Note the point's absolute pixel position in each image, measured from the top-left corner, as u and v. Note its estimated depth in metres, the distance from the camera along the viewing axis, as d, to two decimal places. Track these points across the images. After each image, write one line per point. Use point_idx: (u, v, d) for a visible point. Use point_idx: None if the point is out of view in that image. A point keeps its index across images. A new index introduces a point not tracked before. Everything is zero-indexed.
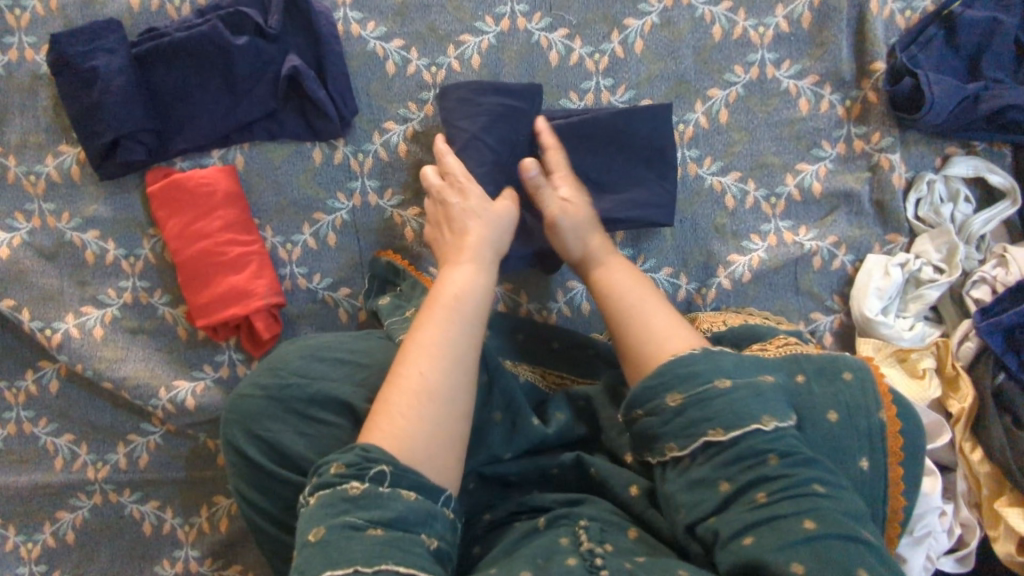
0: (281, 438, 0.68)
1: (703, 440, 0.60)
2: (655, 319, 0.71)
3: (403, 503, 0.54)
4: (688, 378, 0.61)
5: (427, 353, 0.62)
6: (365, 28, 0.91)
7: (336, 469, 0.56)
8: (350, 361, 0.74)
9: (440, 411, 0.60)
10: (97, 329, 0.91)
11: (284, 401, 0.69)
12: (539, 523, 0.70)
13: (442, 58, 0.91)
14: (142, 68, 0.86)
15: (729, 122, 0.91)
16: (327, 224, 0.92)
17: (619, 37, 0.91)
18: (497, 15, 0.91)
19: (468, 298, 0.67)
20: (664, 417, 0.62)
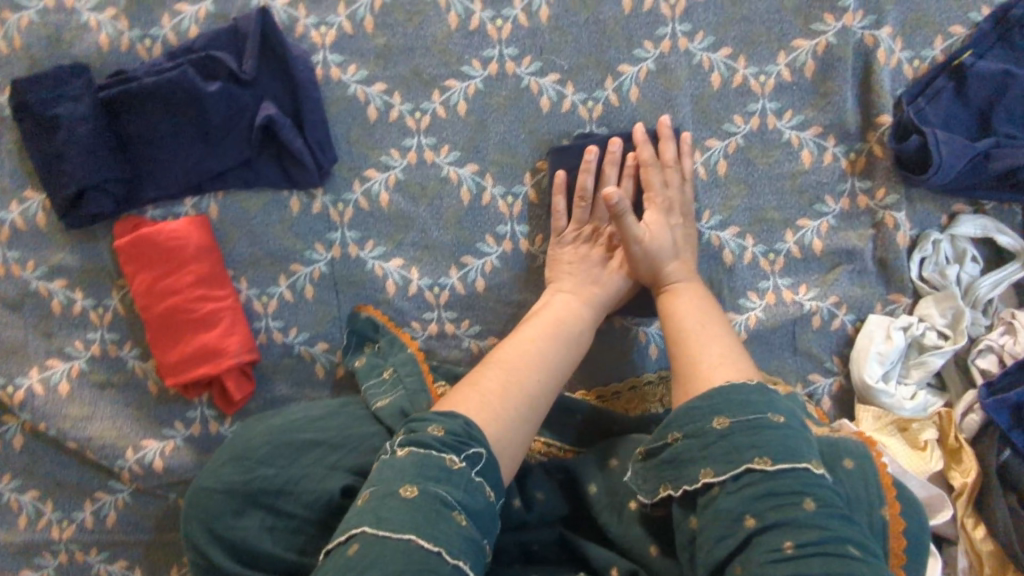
0: (249, 536, 0.63)
1: (746, 464, 0.58)
2: (711, 347, 0.72)
3: (484, 503, 0.58)
4: (742, 404, 0.61)
5: (527, 356, 0.73)
6: (345, 72, 0.86)
7: (437, 434, 0.60)
8: (320, 443, 0.69)
9: (523, 401, 0.69)
10: (63, 383, 0.87)
11: (249, 493, 0.65)
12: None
13: (426, 104, 0.87)
14: (111, 113, 0.82)
15: (727, 173, 0.87)
16: (304, 276, 0.88)
17: (613, 84, 0.87)
18: (485, 58, 0.86)
19: (568, 322, 0.78)
20: (704, 440, 0.61)
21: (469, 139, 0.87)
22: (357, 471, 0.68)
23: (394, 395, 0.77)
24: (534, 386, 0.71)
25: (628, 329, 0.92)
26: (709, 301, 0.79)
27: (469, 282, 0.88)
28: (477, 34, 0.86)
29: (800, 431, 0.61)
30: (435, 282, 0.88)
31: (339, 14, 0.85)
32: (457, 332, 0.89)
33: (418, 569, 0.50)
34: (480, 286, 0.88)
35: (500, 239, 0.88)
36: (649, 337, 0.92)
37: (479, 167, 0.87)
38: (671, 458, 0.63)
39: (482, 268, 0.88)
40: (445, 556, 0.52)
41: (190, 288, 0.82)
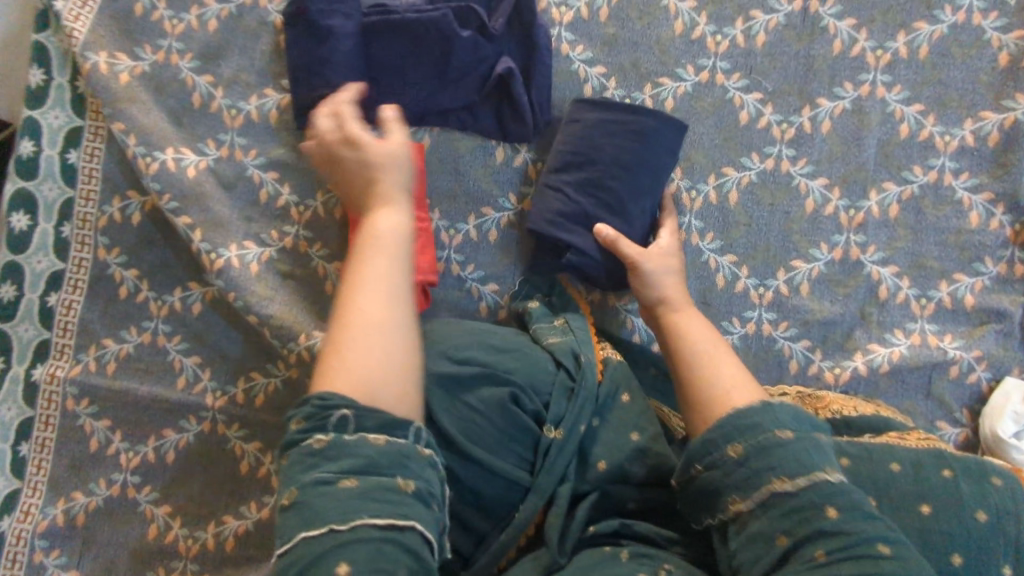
0: (433, 409, 0.76)
1: (766, 488, 0.64)
2: (725, 368, 0.75)
3: (373, 451, 0.59)
4: (751, 429, 0.67)
5: (362, 291, 0.68)
6: (574, 50, 0.94)
7: (296, 424, 0.61)
8: (499, 350, 0.83)
9: (383, 335, 0.66)
10: (254, 264, 0.94)
11: (438, 372, 0.78)
12: (620, 553, 0.71)
13: (637, 94, 0.94)
14: (368, 36, 0.91)
15: (898, 217, 0.93)
16: (492, 220, 0.95)
17: (810, 113, 0.93)
18: (699, 66, 0.94)
19: (394, 234, 0.72)
20: (726, 470, 0.67)
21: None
22: (530, 387, 0.80)
23: (567, 338, 0.86)
24: (392, 333, 0.66)
25: (774, 340, 0.94)
26: (706, 327, 0.80)
27: None
28: (696, 43, 0.94)
29: (804, 434, 0.66)
30: None
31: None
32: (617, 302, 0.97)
33: (322, 556, 0.55)
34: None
35: (675, 228, 0.94)
36: (792, 353, 0.93)
37: None
38: (707, 486, 0.68)
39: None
40: (339, 526, 0.55)
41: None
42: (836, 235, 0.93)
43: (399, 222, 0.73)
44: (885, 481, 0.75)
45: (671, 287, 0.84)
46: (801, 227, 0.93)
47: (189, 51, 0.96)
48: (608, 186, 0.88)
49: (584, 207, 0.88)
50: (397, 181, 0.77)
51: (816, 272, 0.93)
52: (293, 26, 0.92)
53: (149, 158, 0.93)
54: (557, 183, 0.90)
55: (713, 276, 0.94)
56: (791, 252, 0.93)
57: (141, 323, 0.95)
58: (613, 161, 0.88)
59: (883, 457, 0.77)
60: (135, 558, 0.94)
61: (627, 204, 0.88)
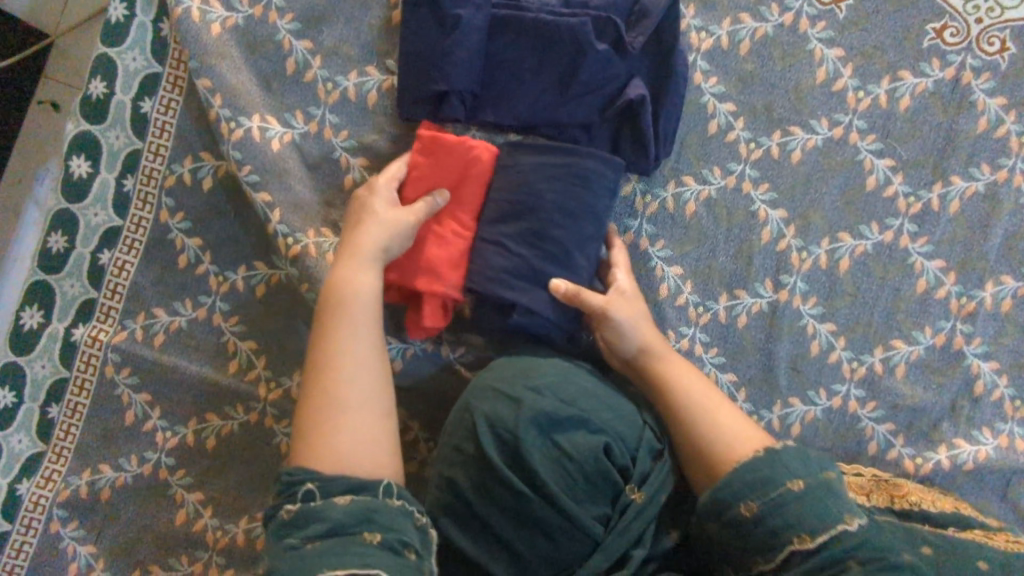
0: (525, 447, 0.69)
1: (789, 546, 0.62)
2: (723, 418, 0.74)
3: (338, 511, 0.60)
4: (762, 484, 0.65)
5: (330, 368, 0.70)
6: (706, 80, 0.89)
7: (275, 501, 0.64)
8: (598, 396, 0.75)
9: (351, 409, 0.68)
10: (330, 254, 0.85)
11: (530, 407, 0.71)
12: None
13: (764, 139, 0.89)
14: (495, 27, 0.84)
15: (1009, 313, 0.89)
16: None
17: (940, 190, 0.89)
18: (834, 120, 0.89)
19: (360, 301, 0.74)
20: (744, 527, 0.65)
21: (791, 186, 0.89)
22: (623, 441, 0.72)
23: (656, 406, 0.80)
24: (355, 401, 0.69)
25: (859, 418, 0.90)
26: (693, 370, 0.78)
27: (732, 314, 0.90)
28: (836, 96, 0.89)
29: (816, 481, 0.64)
30: (703, 302, 0.89)
31: (723, 27, 0.90)
32: (704, 355, 0.89)
33: None
34: (742, 322, 0.90)
35: (779, 288, 0.89)
36: (874, 434, 0.90)
37: (789, 215, 0.89)
38: (731, 545, 0.66)
39: (751, 307, 0.90)
40: None
41: (454, 207, 0.82)
42: (942, 320, 0.89)
43: (379, 283, 0.76)
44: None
45: (648, 331, 0.80)
46: (908, 307, 0.89)
47: (290, 12, 0.88)
48: (552, 239, 0.80)
49: (528, 262, 0.80)
50: (376, 240, 0.76)
51: (914, 355, 0.89)
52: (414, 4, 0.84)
53: (233, 123, 0.85)
54: (494, 235, 0.81)
55: (809, 342, 0.90)
56: (893, 331, 0.90)
57: (197, 297, 0.88)
58: (556, 210, 0.80)
59: (969, 553, 0.72)
60: (157, 543, 0.87)
61: (572, 259, 0.81)
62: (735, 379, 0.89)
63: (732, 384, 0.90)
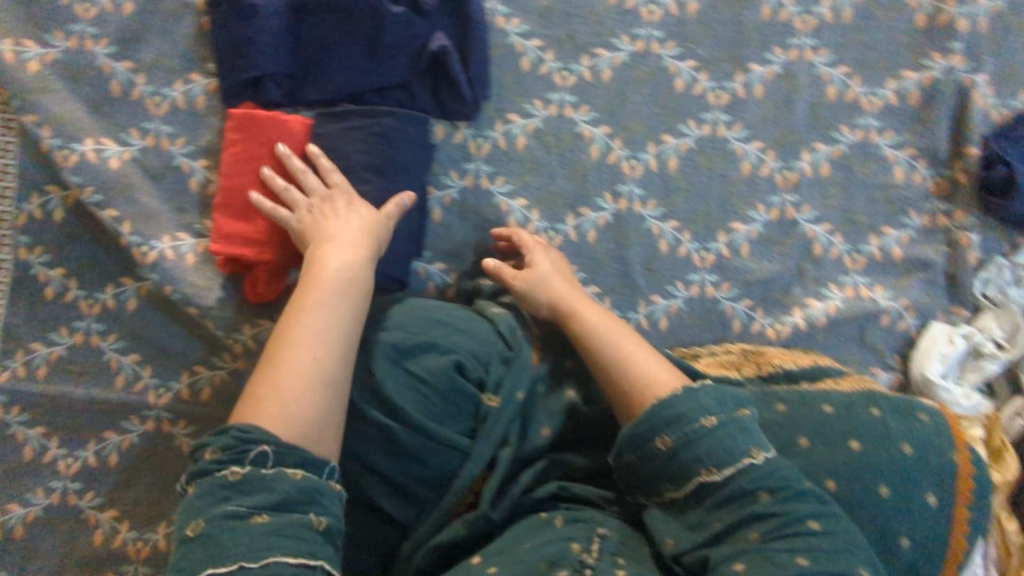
0: (379, 381, 0.75)
1: (697, 478, 0.66)
2: (634, 352, 0.77)
3: (289, 485, 0.60)
4: (677, 420, 0.68)
5: (310, 337, 0.69)
6: (509, 23, 0.94)
7: (211, 454, 0.61)
8: (445, 323, 0.81)
9: (325, 384, 0.67)
10: (191, 255, 0.90)
11: (380, 346, 0.77)
12: (556, 522, 0.72)
13: (574, 66, 0.95)
14: (298, 12, 0.89)
15: (829, 176, 0.97)
16: (436, 199, 0.94)
17: (743, 79, 0.96)
18: (634, 35, 0.96)
19: (349, 285, 0.75)
20: (656, 461, 0.69)
21: (608, 103, 0.95)
22: (471, 354, 0.79)
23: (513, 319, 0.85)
24: (322, 358, 0.68)
25: (717, 301, 0.96)
26: (607, 316, 0.82)
27: (582, 231, 0.95)
28: (630, 13, 0.96)
29: (730, 419, 0.68)
30: (553, 226, 0.95)
31: None
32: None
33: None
34: (592, 237, 0.95)
35: (618, 197, 0.95)
36: (735, 312, 0.96)
37: (612, 130, 0.95)
38: (645, 474, 0.70)
39: (597, 221, 0.95)
40: (247, 563, 0.56)
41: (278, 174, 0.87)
42: (772, 195, 0.96)
43: (356, 265, 0.77)
44: (818, 424, 0.78)
45: (558, 289, 0.84)
46: (739, 191, 0.96)
47: (104, 37, 0.91)
48: (355, 195, 0.86)
49: None
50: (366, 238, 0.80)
51: (754, 234, 0.96)
52: (218, 6, 0.89)
53: (68, 150, 0.89)
54: None
55: (656, 241, 0.96)
56: (730, 214, 0.96)
57: (71, 324, 0.91)
58: (356, 169, 0.86)
59: (816, 400, 0.81)
60: (80, 566, 0.90)
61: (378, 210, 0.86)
62: (598, 290, 0.95)
63: (596, 295, 0.95)
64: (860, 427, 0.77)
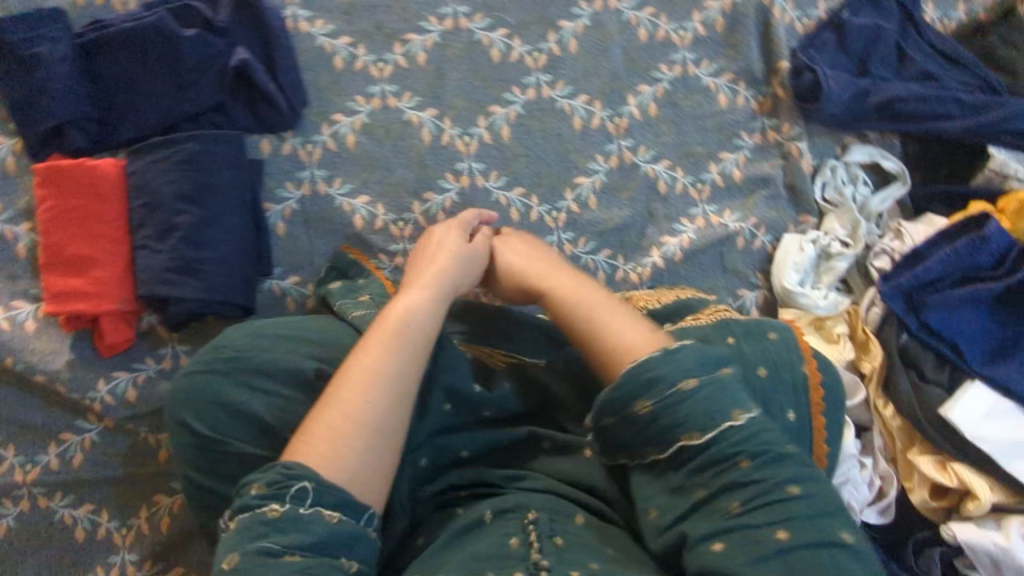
0: (236, 407, 0.67)
1: (676, 443, 0.59)
2: (601, 317, 0.71)
3: (323, 528, 0.58)
4: (653, 384, 0.60)
5: (358, 383, 0.66)
6: (314, 26, 0.94)
7: (257, 489, 0.59)
8: (293, 338, 0.73)
9: (367, 432, 0.63)
10: (30, 322, 0.87)
11: (230, 372, 0.69)
12: (485, 516, 0.69)
13: (388, 55, 0.94)
14: (88, 50, 0.86)
15: (658, 115, 0.99)
16: (276, 213, 0.91)
17: (555, 37, 0.97)
18: (441, 15, 0.96)
19: (410, 325, 0.71)
20: (638, 424, 0.61)
21: (428, 85, 0.95)
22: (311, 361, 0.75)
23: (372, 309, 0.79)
24: (384, 403, 0.65)
25: (576, 257, 0.95)
26: (586, 282, 0.76)
27: (430, 216, 0.93)
28: None
29: (713, 378, 0.60)
30: (399, 216, 0.92)
31: None
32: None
33: None
34: (442, 220, 0.93)
35: (459, 176, 0.94)
36: (597, 265, 0.96)
37: (439, 111, 0.94)
38: (628, 442, 0.62)
39: (443, 203, 0.93)
40: None
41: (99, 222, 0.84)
42: (607, 144, 0.97)
43: (424, 302, 0.73)
44: None
45: (522, 266, 0.81)
46: (575, 146, 0.97)
47: None
48: (181, 224, 0.83)
49: (172, 253, 0.83)
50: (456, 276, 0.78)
51: (599, 184, 0.97)
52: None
53: None
54: (141, 241, 0.85)
55: (507, 211, 0.95)
56: (572, 170, 0.96)
57: None
58: (178, 199, 0.84)
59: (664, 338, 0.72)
60: None
61: (209, 233, 0.84)
62: None
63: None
64: None
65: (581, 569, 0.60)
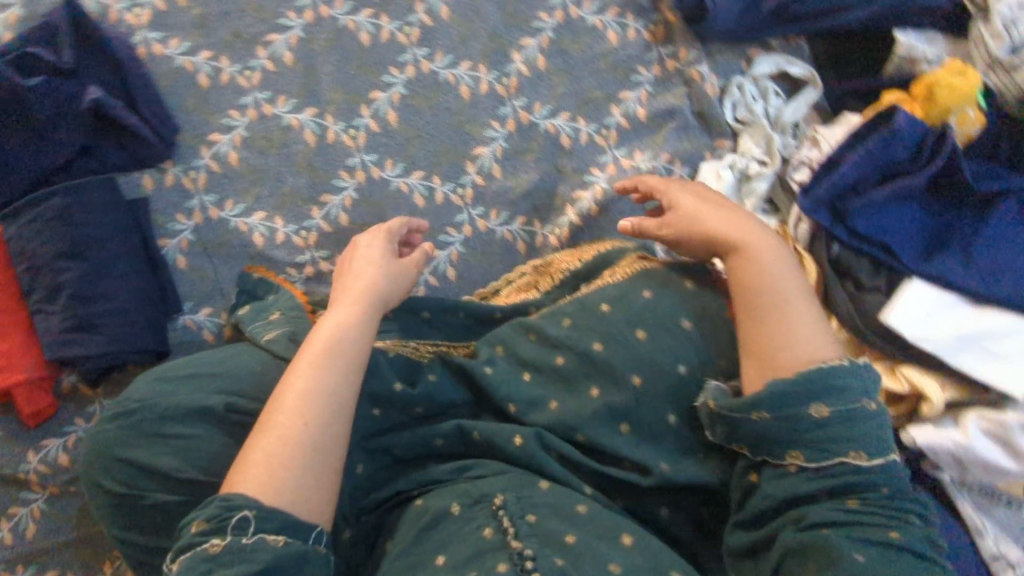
0: (153, 462, 0.44)
1: (838, 458, 0.43)
2: (783, 291, 0.47)
3: (273, 552, 0.39)
4: (841, 391, 0.43)
5: (294, 414, 0.44)
6: (169, 44, 0.60)
7: (197, 525, 0.40)
8: (201, 374, 0.48)
9: (315, 452, 0.43)
10: None
11: (137, 423, 0.45)
12: (452, 508, 0.46)
13: (256, 64, 0.61)
14: None
15: (546, 67, 0.65)
16: (171, 243, 0.60)
17: (424, 5, 0.63)
18: (299, 6, 0.62)
19: (344, 345, 0.48)
20: (792, 424, 0.43)
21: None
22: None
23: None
24: (321, 440, 0.44)
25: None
26: (777, 251, 0.49)
27: (332, 220, 0.61)
28: None
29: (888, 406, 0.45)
30: (302, 225, 0.61)
31: None
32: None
33: None
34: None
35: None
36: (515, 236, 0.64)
37: (317, 110, 0.61)
38: (750, 437, 0.45)
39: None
40: None
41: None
42: (499, 107, 0.64)
43: (361, 316, 0.50)
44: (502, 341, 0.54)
45: (686, 202, 0.52)
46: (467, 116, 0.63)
47: None
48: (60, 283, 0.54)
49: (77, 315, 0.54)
50: (384, 284, 0.53)
51: (500, 151, 0.64)
52: None
53: None
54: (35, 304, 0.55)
55: (411, 201, 0.62)
56: (468, 141, 0.63)
57: None
58: (32, 263, 0.55)
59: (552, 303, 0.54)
60: None
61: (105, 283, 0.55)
62: None
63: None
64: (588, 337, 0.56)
65: (556, 548, 0.43)
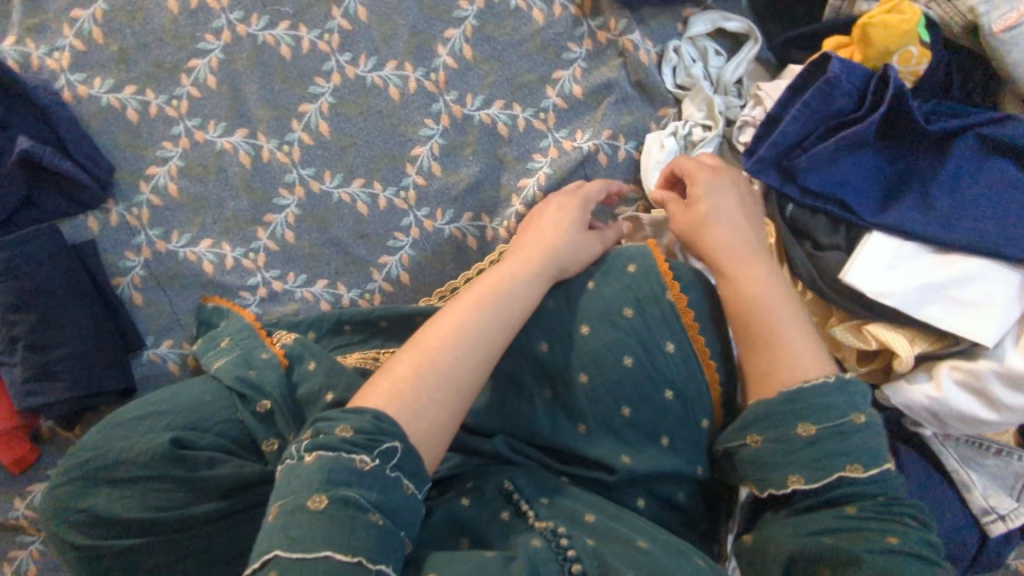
0: (144, 478, 0.68)
1: (836, 471, 0.61)
2: None
3: (403, 497, 0.55)
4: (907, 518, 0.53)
5: (447, 340, 0.64)
6: (323, 181, 0.91)
7: (344, 432, 0.55)
8: (160, 413, 0.73)
9: (449, 392, 0.61)
10: None
11: (156, 445, 0.69)
12: (505, 487, 0.67)
13: (425, 131, 0.91)
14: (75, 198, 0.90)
15: None
16: (280, 223, 0.92)
17: (556, 91, 0.92)
18: (435, 113, 0.91)
19: (509, 299, 0.69)
20: (789, 446, 0.62)
21: (228, 107, 0.91)
22: (188, 426, 0.72)
23: (230, 354, 0.80)
24: (463, 366, 0.63)
25: (440, 231, 0.92)
26: None
27: None
28: (420, 95, 0.91)
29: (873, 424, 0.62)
30: None
31: (314, 108, 0.91)
32: (286, 287, 0.92)
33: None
34: (290, 237, 0.92)
35: (292, 188, 0.91)
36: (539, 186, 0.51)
37: None
38: (750, 463, 0.65)
39: (286, 220, 0.92)
40: (365, 562, 0.50)
41: None
42: None
43: (528, 281, 0.71)
44: (552, 321, 0.74)
45: None
46: None
47: None
48: None
49: None
50: (560, 258, 0.74)
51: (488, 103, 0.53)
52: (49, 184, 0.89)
53: None
54: None
55: None
56: None
57: None
58: None
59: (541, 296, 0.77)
60: None
61: None
62: None
63: (329, 287, 0.92)
64: (617, 341, 0.70)
65: (579, 526, 0.63)
